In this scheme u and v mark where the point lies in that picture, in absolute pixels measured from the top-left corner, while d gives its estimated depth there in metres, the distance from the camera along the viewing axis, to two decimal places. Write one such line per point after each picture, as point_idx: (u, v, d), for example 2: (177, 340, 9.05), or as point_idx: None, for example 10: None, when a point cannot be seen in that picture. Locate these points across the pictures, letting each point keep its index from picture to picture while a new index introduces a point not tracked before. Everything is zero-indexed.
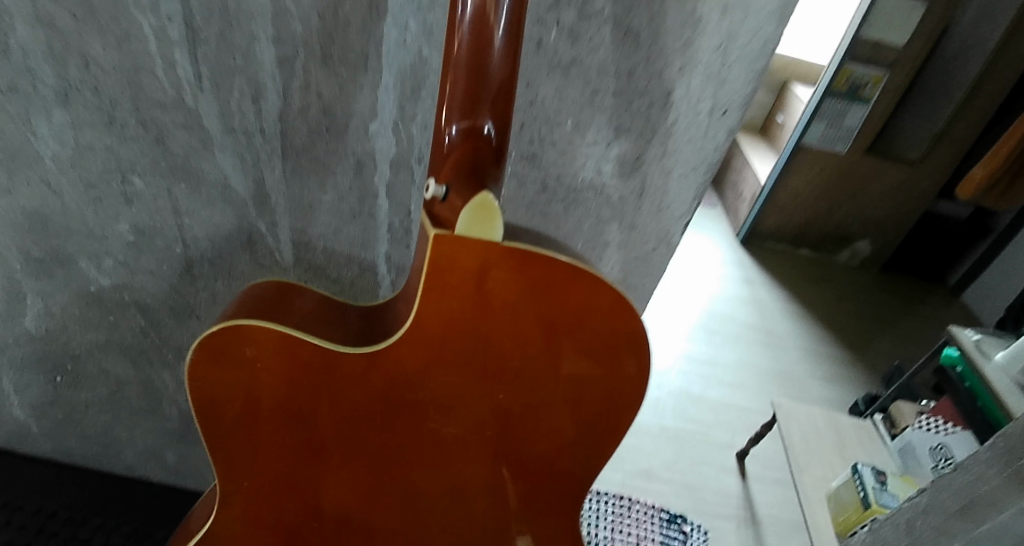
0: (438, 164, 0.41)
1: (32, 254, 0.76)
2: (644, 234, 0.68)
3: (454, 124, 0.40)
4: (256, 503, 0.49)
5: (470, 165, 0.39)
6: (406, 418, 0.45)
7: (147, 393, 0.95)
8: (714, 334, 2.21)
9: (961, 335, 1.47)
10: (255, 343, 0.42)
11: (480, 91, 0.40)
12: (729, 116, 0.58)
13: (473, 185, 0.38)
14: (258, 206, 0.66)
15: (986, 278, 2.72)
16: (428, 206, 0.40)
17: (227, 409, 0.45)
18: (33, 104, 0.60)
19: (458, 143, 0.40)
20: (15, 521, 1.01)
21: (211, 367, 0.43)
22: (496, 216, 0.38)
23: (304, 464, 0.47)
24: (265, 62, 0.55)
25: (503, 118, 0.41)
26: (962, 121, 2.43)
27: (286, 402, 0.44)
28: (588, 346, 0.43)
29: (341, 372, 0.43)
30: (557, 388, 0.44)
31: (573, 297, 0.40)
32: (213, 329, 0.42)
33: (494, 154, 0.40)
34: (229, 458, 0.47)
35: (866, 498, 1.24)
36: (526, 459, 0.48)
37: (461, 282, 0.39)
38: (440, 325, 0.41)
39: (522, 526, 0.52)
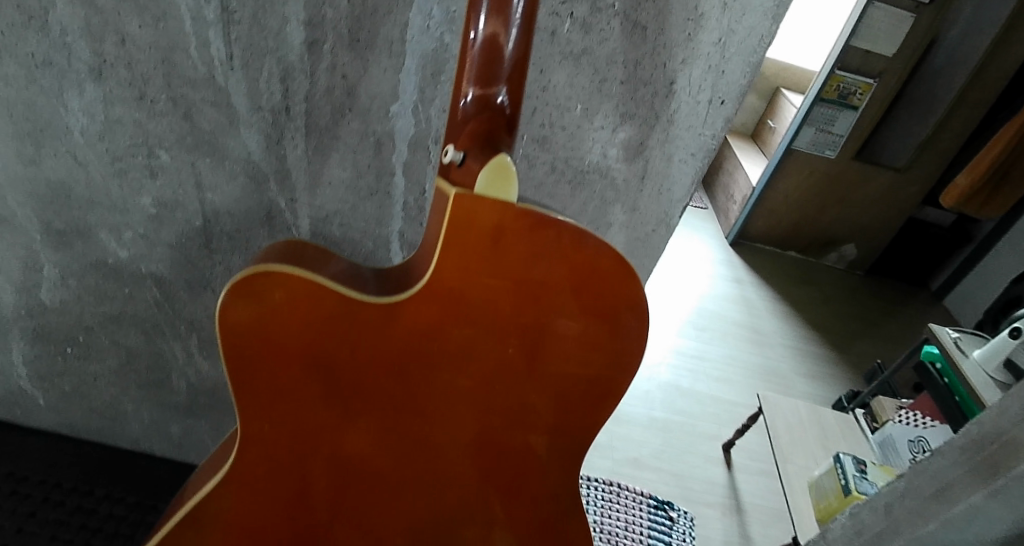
0: (454, 132, 0.44)
1: (52, 226, 0.78)
2: (645, 216, 0.72)
3: (469, 96, 0.44)
4: (270, 453, 0.51)
5: (485, 135, 0.43)
6: (422, 368, 0.49)
7: (156, 366, 0.97)
8: (704, 331, 2.27)
9: (941, 333, 1.55)
10: (283, 289, 0.44)
11: (496, 68, 0.43)
12: (726, 106, 0.62)
13: (489, 151, 0.43)
14: (279, 182, 0.70)
15: (966, 282, 2.82)
16: (446, 170, 0.44)
17: (250, 355, 0.47)
18: (67, 78, 0.63)
19: (473, 114, 0.44)
20: (20, 490, 1.00)
21: (238, 313, 0.45)
22: (511, 179, 0.42)
23: (322, 412, 0.50)
24: (295, 44, 0.59)
25: (515, 90, 0.45)
26: (945, 130, 2.52)
27: (311, 349, 0.47)
28: (592, 305, 0.47)
29: (365, 321, 0.46)
30: (563, 343, 0.49)
31: (580, 258, 0.45)
32: (240, 274, 0.44)
33: (507, 121, 0.44)
34: (247, 405, 0.49)
35: (847, 485, 1.29)
36: (531, 413, 0.52)
37: (480, 238, 0.43)
38: (461, 277, 0.45)
39: (522, 480, 0.55)
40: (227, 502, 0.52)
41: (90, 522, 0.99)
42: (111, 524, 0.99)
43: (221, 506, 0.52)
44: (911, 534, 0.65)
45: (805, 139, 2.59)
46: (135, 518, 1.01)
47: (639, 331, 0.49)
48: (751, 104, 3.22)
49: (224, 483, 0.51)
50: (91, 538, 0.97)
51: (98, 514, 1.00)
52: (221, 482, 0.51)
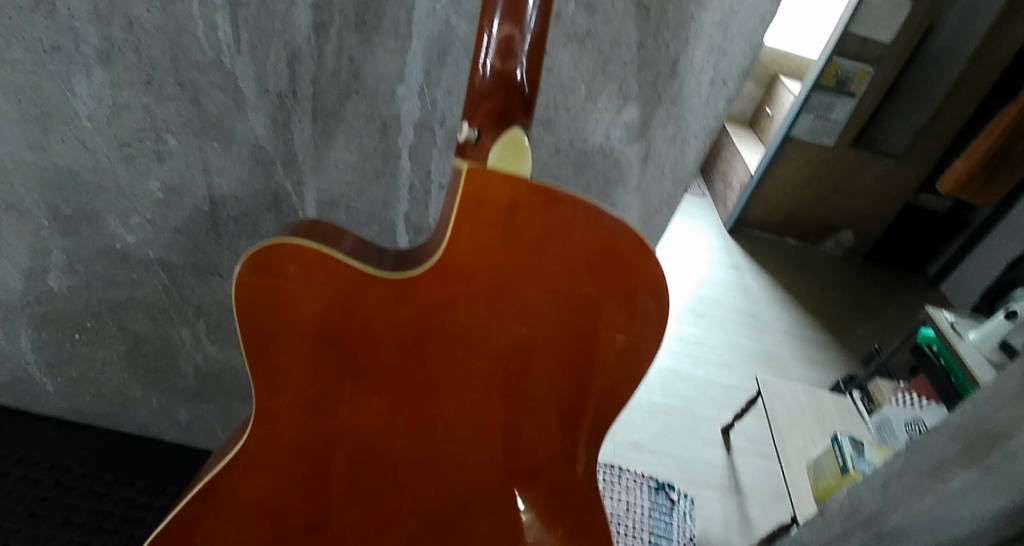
0: (470, 108, 0.45)
1: (60, 211, 0.79)
2: (647, 197, 0.73)
3: (489, 75, 0.44)
4: (286, 424, 0.52)
5: (501, 112, 0.44)
6: (436, 343, 0.50)
7: (163, 351, 0.98)
8: (703, 317, 2.29)
9: (938, 316, 1.60)
10: (300, 260, 0.46)
11: (513, 48, 0.44)
12: (728, 86, 0.64)
13: (504, 130, 0.44)
14: (286, 165, 0.71)
15: (963, 267, 2.84)
16: (462, 147, 0.45)
17: (268, 324, 0.48)
18: (74, 63, 0.64)
19: (493, 93, 0.44)
20: (30, 475, 1.02)
21: (258, 283, 0.46)
22: (523, 154, 0.44)
23: (338, 385, 0.51)
24: (301, 27, 0.60)
25: (532, 69, 0.46)
26: (944, 116, 2.52)
27: (327, 322, 0.48)
28: (605, 284, 0.48)
29: (381, 294, 0.47)
30: (576, 322, 0.49)
31: (594, 238, 0.46)
32: (261, 245, 0.45)
33: (524, 101, 0.45)
34: (266, 375, 0.50)
35: (844, 465, 1.30)
36: (544, 393, 0.53)
37: (494, 213, 0.44)
38: (474, 252, 0.46)
39: (536, 459, 0.56)
40: (242, 477, 0.53)
41: (100, 504, 1.00)
42: (121, 507, 1.00)
43: (236, 480, 0.53)
44: (907, 511, 0.66)
45: (804, 126, 2.59)
46: (144, 502, 1.02)
47: (655, 312, 0.50)
48: (749, 91, 3.22)
49: (239, 455, 0.52)
50: (102, 522, 0.98)
51: (108, 498, 1.01)
52: (238, 453, 0.52)
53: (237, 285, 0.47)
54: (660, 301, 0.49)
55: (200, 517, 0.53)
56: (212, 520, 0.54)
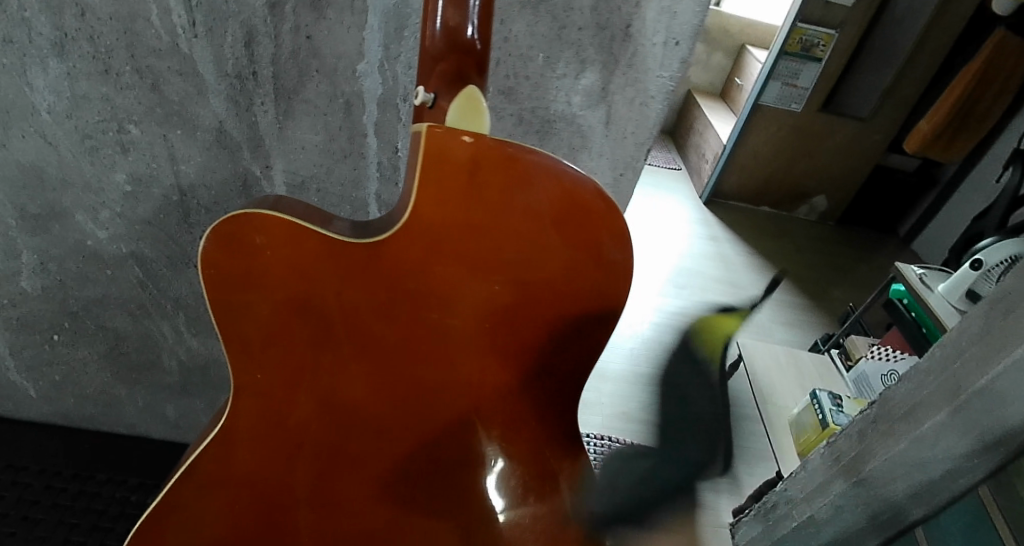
0: (426, 72, 0.49)
1: (27, 210, 0.79)
2: (613, 162, 0.75)
3: (438, 37, 0.48)
4: (266, 398, 0.53)
5: (455, 73, 0.48)
6: (408, 305, 0.52)
7: (144, 348, 0.98)
8: (683, 287, 2.32)
9: (907, 270, 1.61)
10: (268, 230, 0.48)
11: (463, 12, 0.47)
12: (682, 47, 0.64)
13: (460, 88, 0.48)
14: (252, 150, 0.72)
15: (934, 225, 2.91)
16: (420, 111, 0.49)
17: (241, 297, 0.50)
18: (29, 56, 0.64)
19: (445, 56, 0.48)
20: (20, 480, 1.02)
21: (228, 257, 0.49)
22: (480, 106, 0.47)
23: (315, 354, 0.52)
24: (256, 7, 0.60)
25: (483, 29, 0.49)
26: (908, 76, 2.57)
27: (300, 291, 0.50)
28: (569, 237, 0.50)
29: (349, 259, 0.49)
30: (545, 275, 0.51)
31: (554, 188, 0.48)
32: (229, 217, 0.48)
33: (477, 59, 0.49)
34: (243, 347, 0.52)
35: (824, 420, 1.31)
36: (520, 348, 0.54)
37: (452, 172, 0.46)
38: (437, 212, 0.48)
39: (516, 418, 0.57)
40: (226, 459, 0.53)
41: (93, 506, 1.00)
42: (115, 507, 1.01)
43: (220, 463, 0.53)
44: None
45: (772, 94, 2.63)
46: (137, 499, 1.02)
47: (621, 258, 0.51)
48: (718, 62, 3.24)
49: (222, 434, 0.53)
50: (97, 520, 0.99)
51: (101, 496, 1.02)
52: (220, 430, 0.53)
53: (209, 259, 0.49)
54: (624, 250, 0.51)
55: (185, 503, 0.53)
56: (197, 509, 0.53)
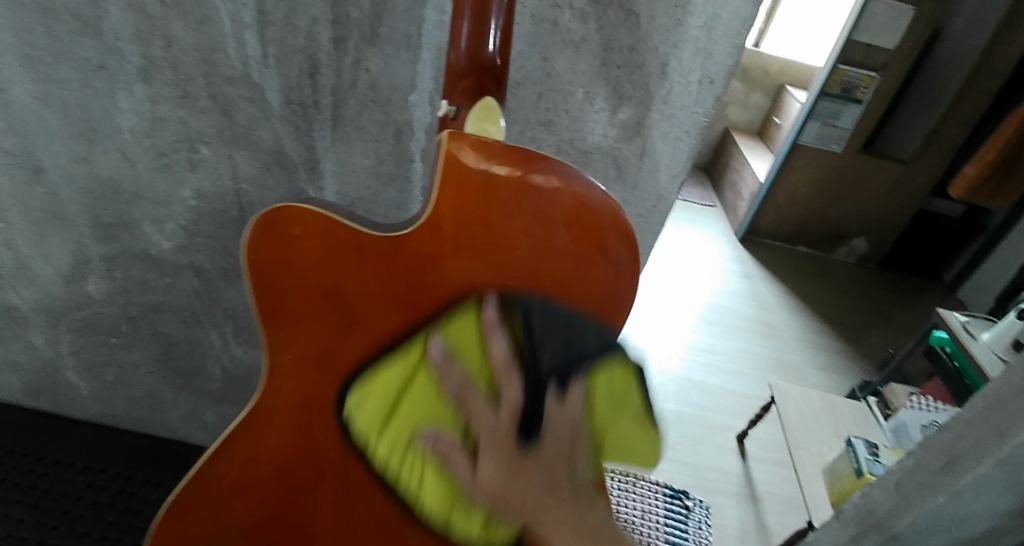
0: (449, 89, 0.52)
1: (101, 219, 0.86)
2: (645, 193, 0.78)
3: (462, 55, 0.51)
4: (292, 385, 0.54)
5: (475, 89, 0.51)
6: (428, 300, 0.52)
7: (193, 354, 1.03)
8: (715, 324, 2.30)
9: (949, 317, 1.57)
10: (304, 221, 0.50)
11: (482, 34, 0.50)
12: (715, 85, 0.68)
13: (479, 101, 0.51)
14: (308, 171, 0.77)
15: (980, 273, 2.83)
16: (443, 122, 0.52)
17: (274, 283, 0.52)
18: (118, 80, 0.71)
19: (467, 74, 0.51)
20: (68, 475, 1.06)
21: (265, 246, 0.51)
22: (495, 120, 0.50)
23: (340, 344, 0.53)
24: (322, 42, 0.66)
25: (503, 48, 0.52)
26: (952, 120, 2.54)
27: (331, 279, 0.52)
28: (582, 242, 0.51)
29: (375, 252, 0.51)
30: (559, 277, 0.52)
31: (568, 198, 0.50)
32: (269, 209, 0.50)
33: (495, 75, 0.52)
34: (274, 334, 0.53)
35: (858, 468, 1.26)
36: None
37: (473, 175, 0.48)
38: (457, 214, 0.49)
39: None
40: (254, 438, 0.56)
41: (131, 506, 1.04)
42: (151, 509, 1.05)
43: (248, 441, 0.56)
44: None
45: (811, 133, 2.62)
46: None
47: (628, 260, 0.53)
48: (756, 101, 3.26)
49: (252, 415, 0.55)
50: (134, 519, 1.03)
51: (138, 497, 1.06)
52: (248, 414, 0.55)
53: (249, 247, 0.51)
54: (633, 256, 0.53)
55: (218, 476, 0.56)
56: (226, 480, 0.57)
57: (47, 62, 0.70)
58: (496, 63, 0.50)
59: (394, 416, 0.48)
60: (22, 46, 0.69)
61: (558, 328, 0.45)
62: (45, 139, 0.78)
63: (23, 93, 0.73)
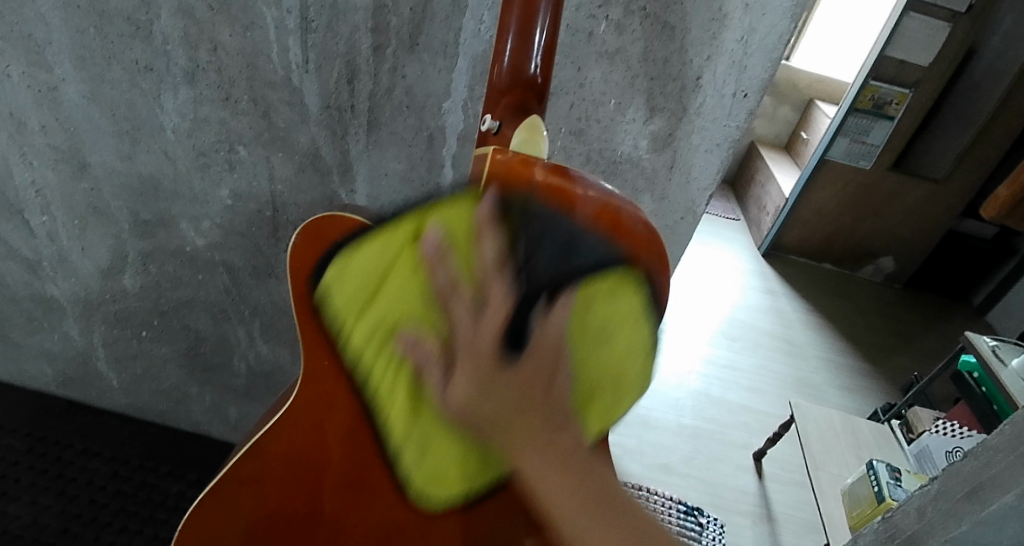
0: (492, 103, 0.53)
1: (140, 215, 0.88)
2: (673, 204, 0.78)
3: (506, 70, 0.52)
4: (326, 386, 0.56)
5: (518, 105, 0.51)
6: None
7: (220, 350, 1.05)
8: (735, 340, 2.28)
9: (978, 341, 1.51)
10: (344, 229, 0.50)
11: (527, 51, 0.51)
12: (749, 99, 0.68)
13: (523, 119, 0.51)
14: (341, 174, 0.79)
15: (1011, 297, 2.75)
16: (485, 137, 0.52)
17: (314, 291, 0.53)
18: (164, 82, 0.74)
19: (511, 90, 0.52)
20: (94, 464, 1.09)
21: (309, 252, 0.52)
22: (539, 135, 0.49)
23: None
24: (362, 49, 0.68)
25: (546, 65, 0.53)
26: (986, 140, 2.49)
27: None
28: None
29: None
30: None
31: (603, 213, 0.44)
32: (316, 216, 0.52)
33: (538, 92, 0.52)
34: (311, 338, 0.55)
35: (880, 492, 1.23)
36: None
37: None
38: None
39: None
40: (291, 431, 0.58)
41: (153, 497, 1.06)
42: (171, 501, 1.07)
43: (286, 433, 0.58)
44: None
45: (839, 149, 2.59)
46: (193, 495, 1.08)
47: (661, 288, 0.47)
48: (784, 115, 3.23)
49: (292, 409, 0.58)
50: (155, 511, 1.05)
51: (159, 489, 1.08)
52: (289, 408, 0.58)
53: (294, 252, 0.53)
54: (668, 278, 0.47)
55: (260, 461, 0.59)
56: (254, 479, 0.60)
57: (99, 63, 0.73)
58: (538, 80, 0.51)
59: (377, 299, 0.45)
60: (76, 47, 0.72)
61: (553, 237, 0.41)
62: (92, 137, 0.81)
63: (74, 92, 0.77)
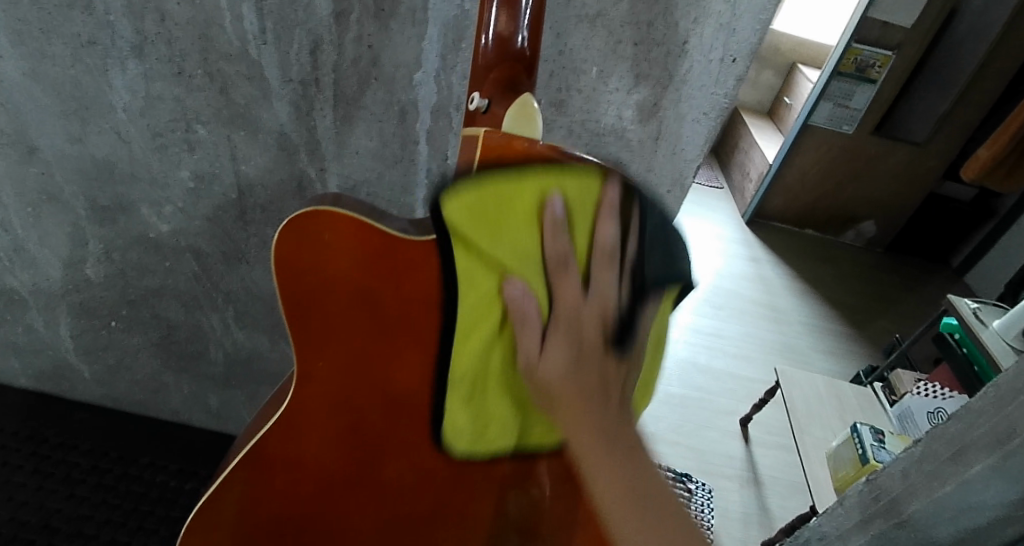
0: (477, 80, 0.48)
1: (97, 201, 0.83)
2: (660, 177, 0.75)
3: (490, 40, 0.48)
4: (333, 383, 0.51)
5: (507, 82, 0.47)
6: None
7: (194, 338, 1.00)
8: (720, 309, 2.27)
9: (960, 304, 1.51)
10: (334, 228, 0.45)
11: (514, 23, 0.47)
12: (738, 64, 0.64)
13: (514, 97, 0.46)
14: (310, 152, 0.74)
15: (988, 258, 2.78)
16: (471, 116, 0.47)
17: (304, 292, 0.48)
18: (110, 57, 0.68)
19: (497, 63, 0.48)
20: (71, 458, 1.05)
21: (299, 247, 0.46)
22: (533, 115, 0.45)
23: (374, 348, 0.50)
24: (322, 15, 0.63)
25: (532, 38, 0.49)
26: (969, 100, 2.47)
27: (363, 287, 0.47)
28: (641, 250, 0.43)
29: (404, 262, 0.46)
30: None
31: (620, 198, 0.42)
32: (299, 210, 0.45)
33: (526, 65, 0.48)
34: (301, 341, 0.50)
35: (863, 455, 1.24)
36: None
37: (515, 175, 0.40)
38: None
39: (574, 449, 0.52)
40: (283, 437, 0.53)
41: (135, 488, 1.03)
42: (153, 491, 1.03)
43: (281, 438, 0.53)
44: None
45: (823, 114, 2.56)
46: (177, 484, 1.04)
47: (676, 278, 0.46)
48: (767, 80, 3.19)
49: (277, 424, 0.52)
50: (138, 503, 1.01)
51: (142, 480, 1.04)
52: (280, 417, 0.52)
53: (276, 248, 0.47)
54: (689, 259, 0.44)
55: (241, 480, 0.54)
56: (254, 483, 0.54)
57: (37, 37, 0.67)
58: (526, 53, 0.48)
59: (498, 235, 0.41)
60: (10, 21, 0.67)
61: (666, 242, 0.42)
62: (38, 119, 0.75)
63: (13, 69, 0.71)
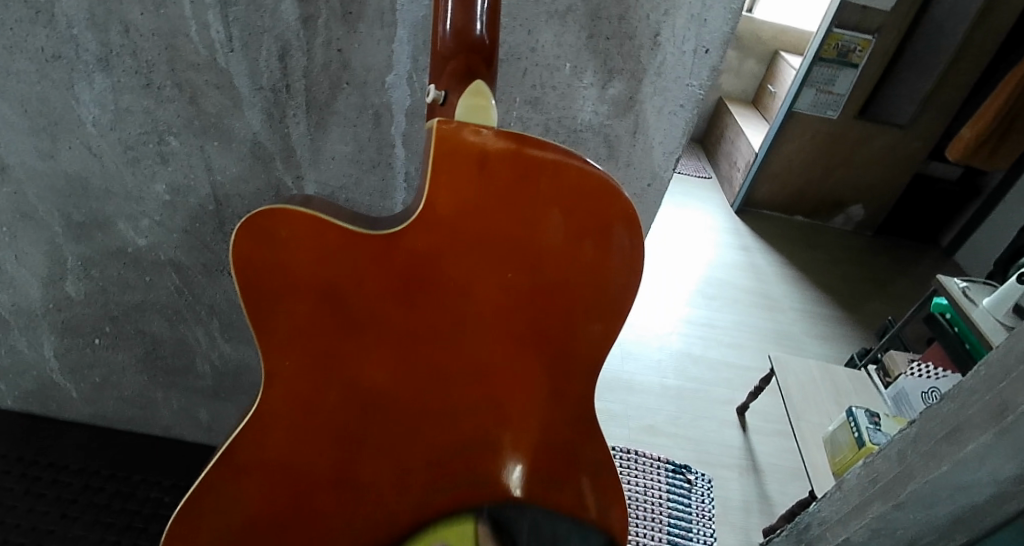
0: (436, 73, 0.48)
1: (73, 217, 0.82)
2: (640, 171, 0.74)
3: (447, 31, 0.47)
4: (301, 381, 0.52)
5: (464, 71, 0.47)
6: (432, 298, 0.50)
7: (180, 352, 0.99)
8: (713, 299, 2.27)
9: (949, 283, 1.51)
10: (291, 224, 0.46)
11: (470, 12, 0.47)
12: (711, 54, 0.64)
13: (469, 84, 0.47)
14: (285, 160, 0.73)
15: (977, 237, 2.80)
16: (431, 109, 0.48)
17: (267, 290, 0.49)
18: (77, 70, 0.67)
19: (455, 54, 0.47)
20: (60, 478, 1.00)
21: (259, 248, 0.47)
22: (489, 101, 0.47)
23: (342, 343, 0.51)
24: (289, 20, 0.62)
25: (490, 27, 0.48)
26: (950, 81, 2.49)
27: (327, 280, 0.48)
28: (584, 224, 0.47)
29: (365, 254, 0.48)
30: (560, 268, 0.49)
31: (567, 178, 0.45)
32: (254, 210, 0.46)
33: (485, 55, 0.47)
34: (266, 341, 0.50)
35: (860, 438, 1.24)
36: (545, 335, 0.52)
37: (468, 163, 0.44)
38: (449, 207, 0.46)
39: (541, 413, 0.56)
40: (254, 445, 0.52)
41: (127, 506, 0.98)
42: (147, 509, 0.98)
43: (253, 445, 0.52)
44: None
45: (807, 101, 2.56)
46: (171, 500, 0.99)
47: (630, 247, 0.49)
48: (750, 69, 3.19)
49: (249, 430, 0.52)
50: (132, 520, 0.96)
51: (136, 497, 0.99)
52: (250, 423, 0.52)
53: (234, 253, 0.48)
54: (633, 233, 0.48)
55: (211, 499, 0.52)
56: (228, 500, 0.52)
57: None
58: (484, 42, 0.46)
59: None
60: None
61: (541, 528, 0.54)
62: (8, 137, 0.74)
63: None
